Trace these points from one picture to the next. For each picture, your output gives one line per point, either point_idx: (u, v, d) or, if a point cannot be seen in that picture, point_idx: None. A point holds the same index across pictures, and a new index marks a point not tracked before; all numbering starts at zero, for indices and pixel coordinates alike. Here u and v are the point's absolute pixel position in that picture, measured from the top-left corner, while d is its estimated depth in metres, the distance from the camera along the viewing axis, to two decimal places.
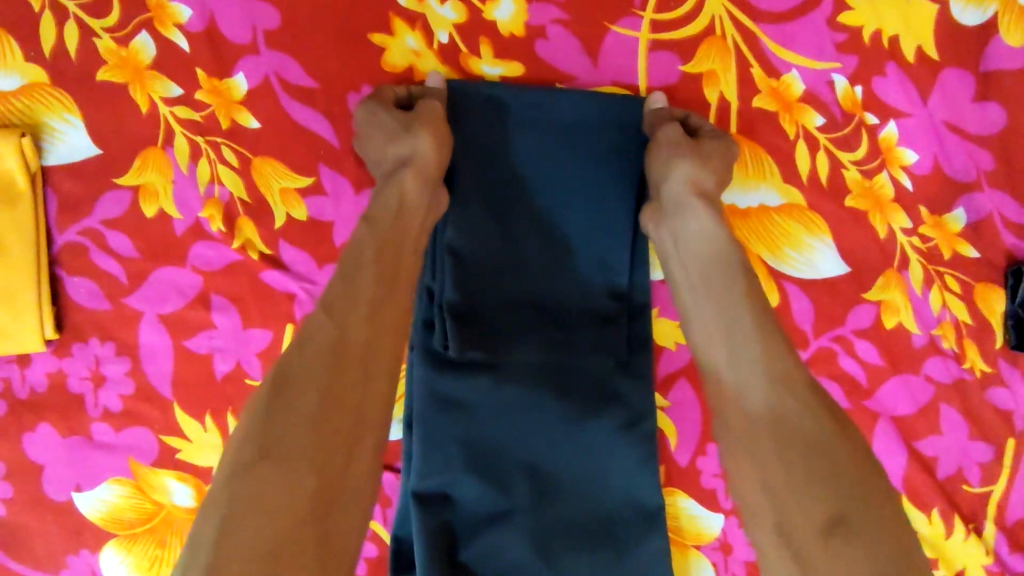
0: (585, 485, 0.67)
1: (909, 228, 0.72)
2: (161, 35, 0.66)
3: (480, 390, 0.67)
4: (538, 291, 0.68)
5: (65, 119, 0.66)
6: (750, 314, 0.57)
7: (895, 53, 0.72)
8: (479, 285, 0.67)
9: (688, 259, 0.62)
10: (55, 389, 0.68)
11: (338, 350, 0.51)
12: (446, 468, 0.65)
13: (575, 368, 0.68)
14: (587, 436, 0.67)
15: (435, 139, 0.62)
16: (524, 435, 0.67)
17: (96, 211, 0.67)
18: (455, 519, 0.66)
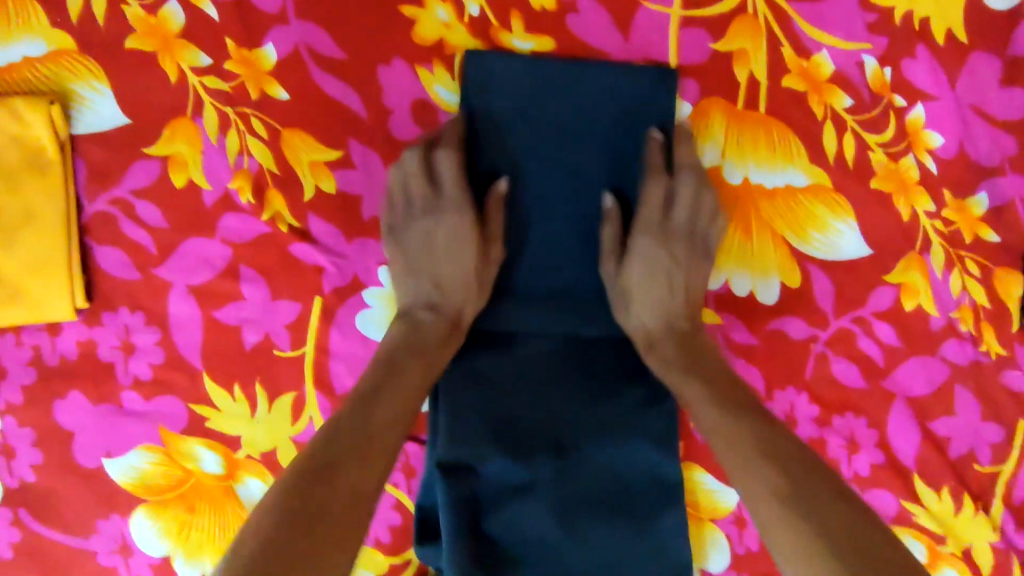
0: (607, 459, 0.68)
1: (933, 211, 0.72)
2: (189, 3, 0.66)
3: (503, 362, 0.69)
4: (561, 279, 0.71)
5: (94, 87, 0.66)
6: (689, 320, 0.68)
7: (926, 36, 0.72)
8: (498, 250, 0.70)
9: (636, 294, 0.68)
10: (85, 357, 0.68)
11: (405, 383, 0.59)
12: (470, 443, 0.66)
13: (595, 342, 0.71)
14: (610, 411, 0.68)
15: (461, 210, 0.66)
16: (546, 409, 0.68)
17: (124, 181, 0.66)
18: (477, 492, 0.66)
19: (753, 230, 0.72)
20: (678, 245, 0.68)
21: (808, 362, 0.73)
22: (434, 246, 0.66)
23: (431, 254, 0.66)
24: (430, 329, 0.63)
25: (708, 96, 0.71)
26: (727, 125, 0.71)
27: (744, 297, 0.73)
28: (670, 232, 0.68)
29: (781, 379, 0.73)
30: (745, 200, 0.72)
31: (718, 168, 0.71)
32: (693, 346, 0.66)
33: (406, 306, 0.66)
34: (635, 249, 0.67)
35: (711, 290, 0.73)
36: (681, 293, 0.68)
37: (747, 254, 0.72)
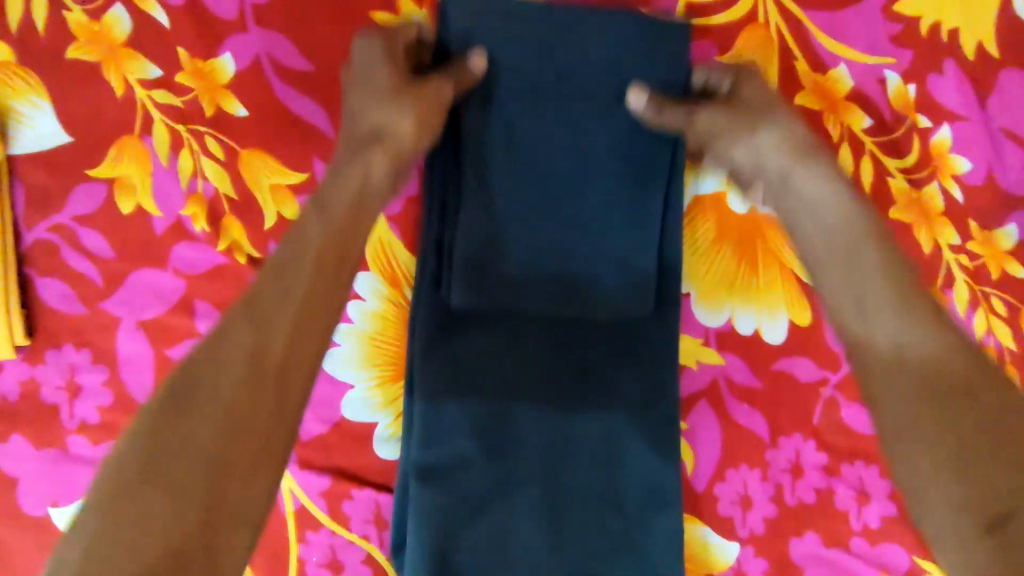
0: (592, 500, 0.62)
1: (958, 244, 0.66)
2: (135, 7, 0.58)
3: (487, 406, 0.61)
4: (567, 305, 0.61)
5: (30, 102, 0.59)
6: (807, 141, 0.57)
7: (955, 50, 0.65)
8: (485, 266, 0.60)
9: (799, 221, 0.56)
10: (27, 398, 0.63)
11: (322, 225, 0.47)
12: (444, 468, 0.60)
13: (595, 377, 0.62)
14: (601, 448, 0.62)
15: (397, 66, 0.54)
16: (531, 438, 0.61)
17: (66, 206, 0.60)
18: (449, 523, 0.60)
19: (760, 262, 0.65)
20: (789, 142, 0.57)
21: (817, 407, 0.67)
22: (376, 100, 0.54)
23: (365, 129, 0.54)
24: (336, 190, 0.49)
25: None
26: None
27: (749, 335, 0.66)
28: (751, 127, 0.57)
29: (786, 424, 0.67)
30: (753, 230, 0.65)
31: (722, 195, 0.65)
32: (856, 257, 0.52)
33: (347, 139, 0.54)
34: (709, 111, 0.58)
35: (712, 328, 0.66)
36: (783, 128, 0.57)
37: (754, 288, 0.66)
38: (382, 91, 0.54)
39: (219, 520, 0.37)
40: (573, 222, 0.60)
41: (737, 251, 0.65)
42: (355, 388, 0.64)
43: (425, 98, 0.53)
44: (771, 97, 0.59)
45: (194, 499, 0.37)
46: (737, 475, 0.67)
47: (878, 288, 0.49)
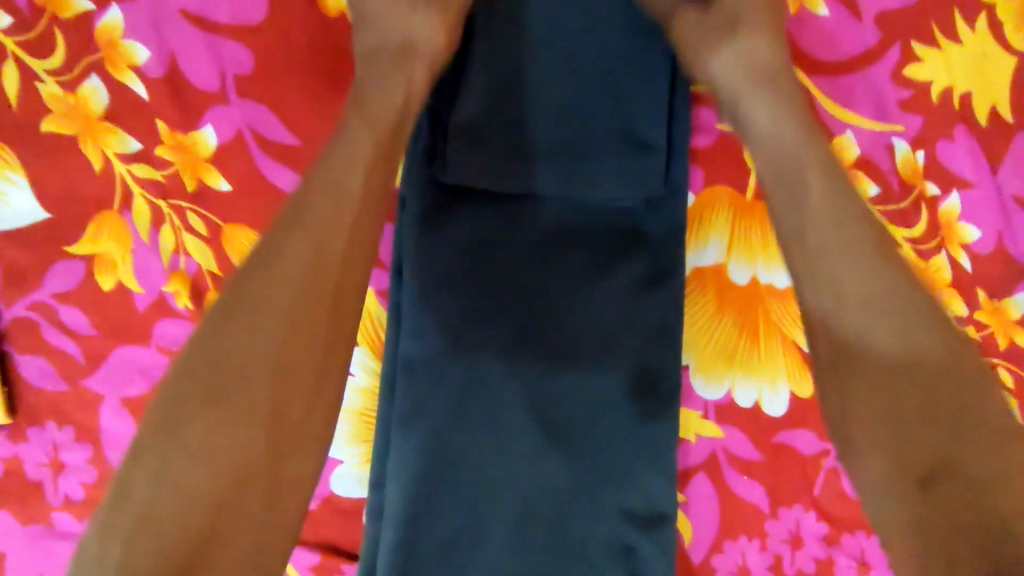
0: (570, 516, 0.59)
1: (965, 316, 0.64)
2: (114, 80, 0.56)
3: (457, 469, 0.58)
4: (550, 359, 0.59)
5: (5, 177, 0.57)
6: (781, 61, 0.54)
7: (966, 116, 0.62)
8: (456, 270, 0.58)
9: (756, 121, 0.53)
10: (9, 474, 0.61)
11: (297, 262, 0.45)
12: (418, 478, 0.57)
13: (575, 391, 0.59)
14: (578, 465, 0.59)
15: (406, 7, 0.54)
16: (507, 450, 0.58)
17: (45, 283, 0.58)
18: (416, 537, 0.57)
19: (762, 334, 0.63)
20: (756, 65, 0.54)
21: (818, 480, 0.64)
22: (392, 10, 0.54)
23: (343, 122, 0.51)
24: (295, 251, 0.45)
25: (713, 184, 0.63)
26: (735, 218, 0.63)
27: (749, 408, 0.64)
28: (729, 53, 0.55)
29: (785, 497, 0.65)
30: (753, 301, 0.63)
31: (724, 267, 0.63)
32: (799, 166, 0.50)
33: None
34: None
35: (711, 401, 0.65)
36: (746, 47, 0.54)
37: (755, 361, 0.63)
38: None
39: (229, 511, 0.42)
40: (557, 247, 0.59)
41: (738, 323, 0.63)
42: (344, 464, 0.62)
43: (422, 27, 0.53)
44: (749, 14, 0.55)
45: (210, 491, 0.42)
46: (735, 547, 0.66)
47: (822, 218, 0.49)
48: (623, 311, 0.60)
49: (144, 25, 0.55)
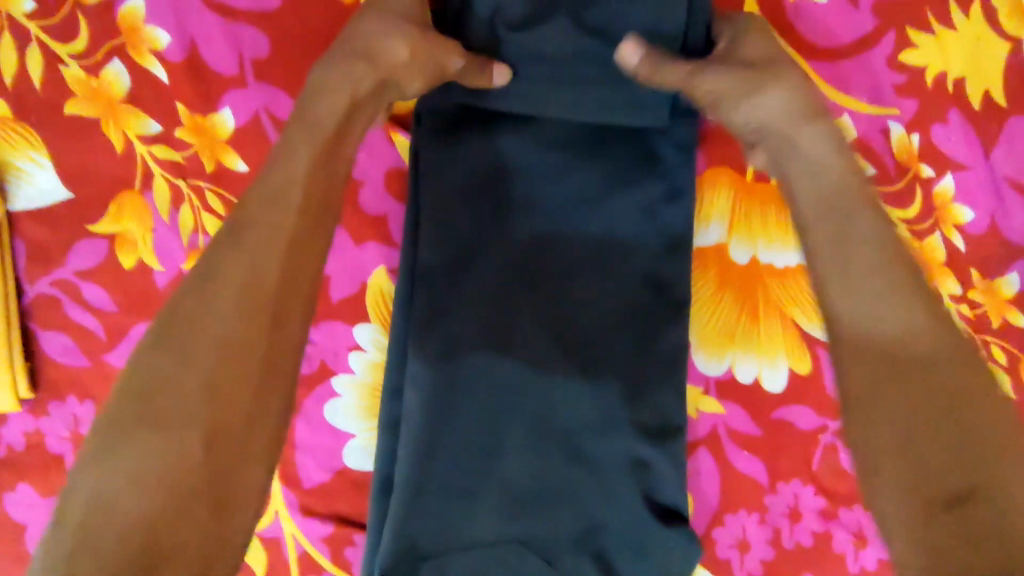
0: (581, 433, 0.62)
1: (958, 294, 0.65)
2: (135, 63, 0.58)
3: (482, 366, 0.61)
4: (565, 262, 0.63)
5: (32, 159, 0.59)
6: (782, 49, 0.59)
7: (960, 100, 0.65)
8: (458, 203, 0.62)
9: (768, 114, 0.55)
10: (32, 448, 0.63)
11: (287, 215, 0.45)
12: (427, 397, 0.60)
13: (576, 314, 0.63)
14: (588, 378, 0.62)
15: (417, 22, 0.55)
16: (513, 368, 0.61)
17: (69, 261, 0.60)
18: (435, 441, 0.60)
19: (761, 312, 0.66)
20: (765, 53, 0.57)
21: (815, 453, 0.67)
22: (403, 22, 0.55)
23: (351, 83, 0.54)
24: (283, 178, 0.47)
25: (714, 167, 0.66)
26: (734, 198, 0.66)
27: (749, 384, 0.67)
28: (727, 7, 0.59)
29: (785, 470, 0.67)
30: (753, 281, 0.66)
31: (725, 246, 0.66)
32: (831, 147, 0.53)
33: None
34: None
35: (713, 376, 0.67)
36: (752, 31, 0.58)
37: (755, 338, 0.66)
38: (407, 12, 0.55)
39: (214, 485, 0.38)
40: (559, 181, 0.63)
41: (739, 301, 0.66)
42: (356, 437, 0.65)
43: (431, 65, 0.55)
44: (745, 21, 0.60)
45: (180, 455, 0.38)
46: (737, 519, 0.67)
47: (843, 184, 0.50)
48: (634, 222, 0.63)
49: (166, 11, 0.58)
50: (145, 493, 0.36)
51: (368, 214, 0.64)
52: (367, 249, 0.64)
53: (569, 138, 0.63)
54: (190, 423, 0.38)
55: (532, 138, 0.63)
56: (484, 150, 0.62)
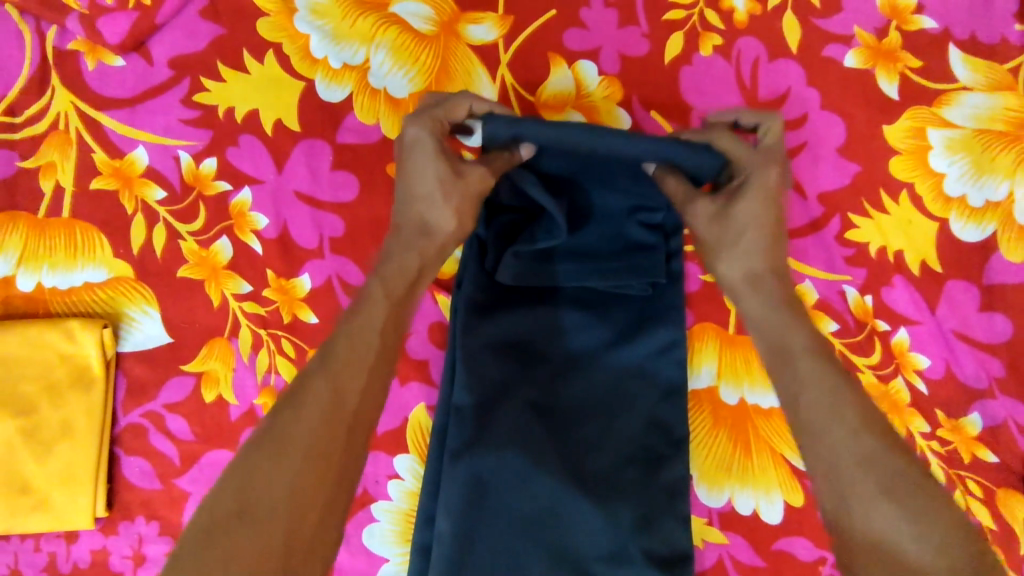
0: (598, 562, 0.68)
1: (928, 431, 0.75)
2: (238, 239, 0.74)
3: (504, 493, 0.69)
4: (573, 404, 0.72)
5: (144, 310, 0.73)
6: (778, 267, 0.62)
7: (902, 267, 0.78)
8: (490, 351, 0.72)
9: (750, 310, 0.61)
10: (96, 565, 0.70)
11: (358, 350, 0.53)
12: (457, 523, 0.67)
13: (590, 449, 0.71)
14: (603, 512, 0.69)
15: (457, 211, 0.64)
16: (532, 496, 0.69)
17: (160, 395, 0.72)
18: (462, 565, 0.66)
19: (753, 448, 0.74)
20: (760, 264, 0.62)
21: None
22: (424, 200, 0.63)
23: (423, 188, 0.63)
24: (395, 273, 0.60)
25: (702, 323, 0.78)
26: (720, 348, 0.77)
27: (749, 515, 0.74)
28: (734, 224, 0.62)
29: None
30: (743, 420, 0.75)
31: (715, 388, 0.76)
32: (791, 350, 0.57)
33: (432, 136, 0.63)
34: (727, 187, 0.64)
35: (714, 508, 0.74)
36: (751, 235, 0.62)
37: (750, 473, 0.74)
38: (430, 189, 0.63)
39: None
40: (574, 332, 0.75)
41: (732, 439, 0.75)
42: (389, 562, 0.73)
43: (429, 246, 0.63)
44: (761, 219, 0.62)
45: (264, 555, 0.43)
46: None
47: (812, 393, 0.53)
48: (638, 368, 0.74)
49: (267, 202, 0.75)
50: (244, 551, 0.42)
51: (411, 357, 0.76)
52: (410, 388, 0.76)
53: (581, 253, 0.75)
54: (277, 494, 0.45)
55: (550, 298, 0.76)
56: (508, 305, 0.75)
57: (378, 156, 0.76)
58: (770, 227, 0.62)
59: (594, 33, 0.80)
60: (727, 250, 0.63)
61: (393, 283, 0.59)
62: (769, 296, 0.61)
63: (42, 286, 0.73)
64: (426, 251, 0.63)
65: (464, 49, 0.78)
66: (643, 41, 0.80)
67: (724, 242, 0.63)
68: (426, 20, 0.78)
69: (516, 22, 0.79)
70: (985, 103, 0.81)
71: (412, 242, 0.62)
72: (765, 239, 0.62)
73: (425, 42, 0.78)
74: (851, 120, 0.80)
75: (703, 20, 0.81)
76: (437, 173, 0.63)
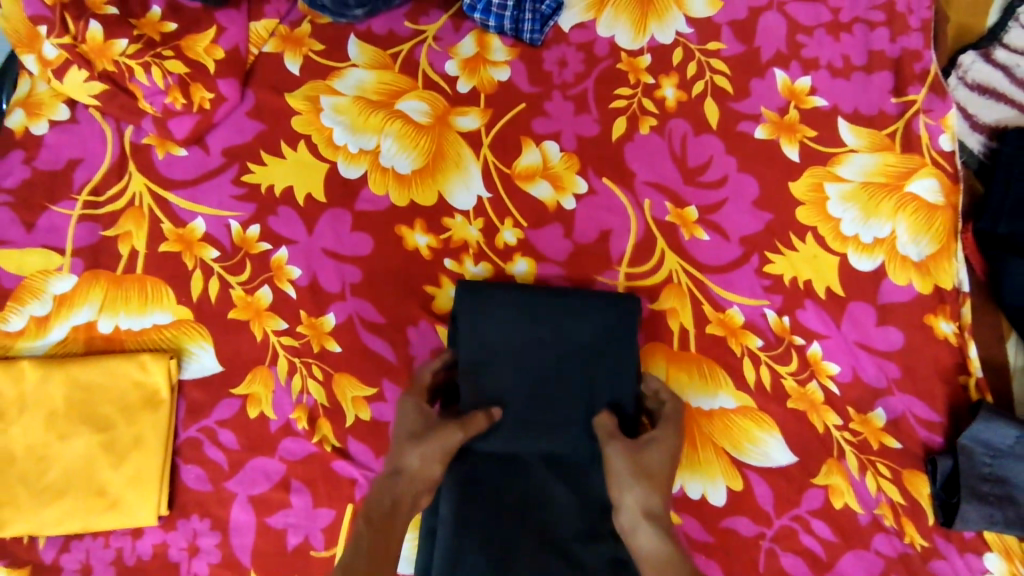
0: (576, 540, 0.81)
1: (841, 424, 0.91)
2: (277, 286, 0.93)
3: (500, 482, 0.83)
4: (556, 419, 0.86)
5: (201, 344, 0.91)
6: (663, 513, 0.75)
7: (811, 293, 0.96)
8: (476, 393, 0.86)
9: (641, 542, 0.73)
10: (157, 556, 0.84)
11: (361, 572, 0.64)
12: (455, 509, 0.80)
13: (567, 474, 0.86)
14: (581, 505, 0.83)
15: (425, 460, 0.76)
16: (521, 486, 0.83)
17: (213, 413, 0.88)
18: (461, 544, 0.78)
19: (698, 443, 0.91)
20: (652, 500, 0.75)
21: (760, 557, 0.87)
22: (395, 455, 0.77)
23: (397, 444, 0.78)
24: (378, 508, 0.72)
25: (648, 344, 0.95)
26: (668, 362, 0.94)
27: (697, 499, 0.89)
28: (640, 458, 0.77)
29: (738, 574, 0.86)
30: (689, 420, 0.91)
31: None
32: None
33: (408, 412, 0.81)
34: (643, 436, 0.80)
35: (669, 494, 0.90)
36: (654, 476, 0.77)
37: (697, 464, 0.90)
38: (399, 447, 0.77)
39: None
40: (556, 370, 0.86)
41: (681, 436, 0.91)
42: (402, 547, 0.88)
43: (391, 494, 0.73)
44: (659, 469, 0.77)
45: None
46: None
47: None
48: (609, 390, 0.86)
49: (300, 257, 0.94)
50: None
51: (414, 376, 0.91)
52: None
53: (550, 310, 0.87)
54: None
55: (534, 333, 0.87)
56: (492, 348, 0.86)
57: (388, 219, 0.96)
58: (665, 481, 0.77)
59: (555, 120, 1.01)
60: (633, 494, 0.76)
61: (379, 517, 0.71)
62: (653, 535, 0.73)
63: (118, 328, 0.91)
64: (395, 497, 0.73)
65: (454, 135, 1.00)
66: (595, 124, 1.02)
67: (628, 481, 0.76)
68: (424, 114, 1.00)
69: (495, 114, 1.01)
70: (868, 161, 1.02)
71: (384, 483, 0.74)
72: (659, 486, 0.76)
73: (423, 130, 0.99)
74: (763, 179, 1.01)
75: (641, 107, 1.03)
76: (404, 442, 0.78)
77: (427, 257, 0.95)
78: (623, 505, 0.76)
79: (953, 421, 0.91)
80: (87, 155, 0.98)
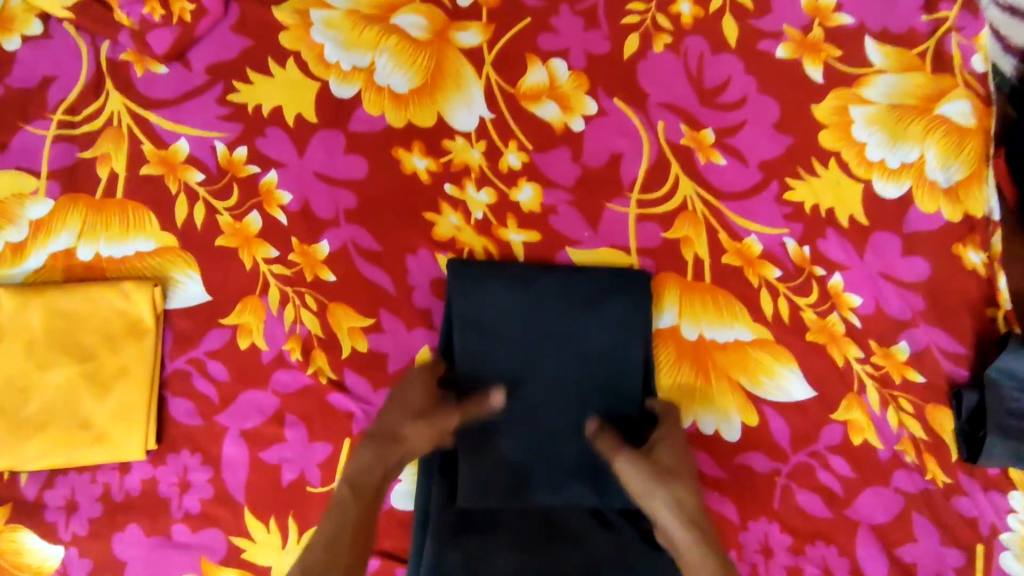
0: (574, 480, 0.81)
1: (862, 357, 0.87)
2: (267, 213, 0.87)
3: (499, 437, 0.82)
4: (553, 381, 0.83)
5: (187, 272, 0.85)
6: (699, 512, 0.73)
7: (833, 221, 0.91)
8: (471, 357, 0.83)
9: (680, 539, 0.72)
10: (146, 492, 0.81)
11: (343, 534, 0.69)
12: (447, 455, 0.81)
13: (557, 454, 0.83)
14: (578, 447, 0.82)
15: (421, 434, 0.76)
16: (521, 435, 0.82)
17: (202, 344, 0.84)
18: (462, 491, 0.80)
19: (712, 377, 0.86)
20: (687, 501, 0.73)
21: (775, 493, 0.84)
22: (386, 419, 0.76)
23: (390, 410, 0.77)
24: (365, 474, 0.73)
25: (662, 273, 0.89)
26: (681, 293, 0.89)
27: (711, 434, 0.86)
28: (663, 465, 0.75)
29: (751, 513, 0.83)
30: (703, 353, 0.87)
31: (677, 326, 0.88)
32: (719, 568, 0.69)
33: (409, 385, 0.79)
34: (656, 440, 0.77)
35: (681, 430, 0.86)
36: (681, 478, 0.74)
37: (710, 400, 0.86)
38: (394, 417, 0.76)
39: None
40: (556, 335, 0.83)
41: (694, 369, 0.87)
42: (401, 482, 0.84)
43: (381, 456, 0.74)
44: (684, 473, 0.75)
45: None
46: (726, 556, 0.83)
47: None
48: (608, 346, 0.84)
49: (291, 181, 0.88)
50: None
51: (414, 307, 0.86)
52: (416, 333, 0.85)
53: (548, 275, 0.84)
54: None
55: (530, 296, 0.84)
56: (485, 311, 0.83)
57: (384, 142, 0.90)
58: (693, 479, 0.75)
59: (563, 37, 0.95)
60: (664, 497, 0.73)
61: (362, 485, 0.72)
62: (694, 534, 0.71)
63: (99, 255, 0.86)
64: (384, 462, 0.74)
65: (454, 52, 0.93)
66: (605, 41, 0.95)
67: (657, 485, 0.74)
68: (421, 30, 0.93)
69: (498, 30, 0.94)
70: (896, 82, 0.95)
71: (370, 445, 0.74)
72: (688, 488, 0.74)
73: (420, 47, 0.93)
74: (784, 101, 0.95)
75: (654, 24, 0.96)
76: (403, 415, 0.76)
77: (425, 182, 0.89)
78: (654, 510, 0.74)
79: (979, 355, 0.87)
80: (61, 72, 0.91)
